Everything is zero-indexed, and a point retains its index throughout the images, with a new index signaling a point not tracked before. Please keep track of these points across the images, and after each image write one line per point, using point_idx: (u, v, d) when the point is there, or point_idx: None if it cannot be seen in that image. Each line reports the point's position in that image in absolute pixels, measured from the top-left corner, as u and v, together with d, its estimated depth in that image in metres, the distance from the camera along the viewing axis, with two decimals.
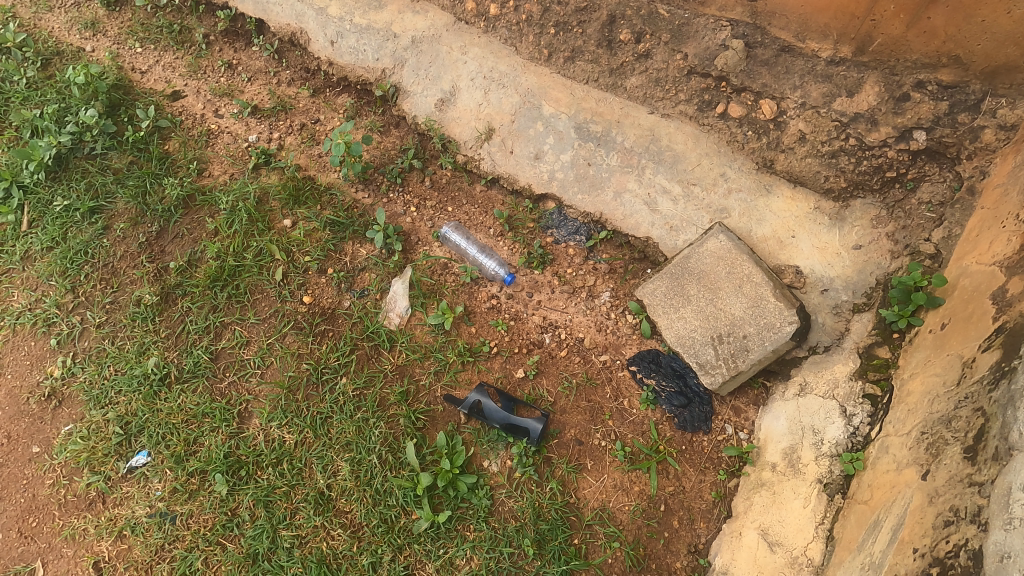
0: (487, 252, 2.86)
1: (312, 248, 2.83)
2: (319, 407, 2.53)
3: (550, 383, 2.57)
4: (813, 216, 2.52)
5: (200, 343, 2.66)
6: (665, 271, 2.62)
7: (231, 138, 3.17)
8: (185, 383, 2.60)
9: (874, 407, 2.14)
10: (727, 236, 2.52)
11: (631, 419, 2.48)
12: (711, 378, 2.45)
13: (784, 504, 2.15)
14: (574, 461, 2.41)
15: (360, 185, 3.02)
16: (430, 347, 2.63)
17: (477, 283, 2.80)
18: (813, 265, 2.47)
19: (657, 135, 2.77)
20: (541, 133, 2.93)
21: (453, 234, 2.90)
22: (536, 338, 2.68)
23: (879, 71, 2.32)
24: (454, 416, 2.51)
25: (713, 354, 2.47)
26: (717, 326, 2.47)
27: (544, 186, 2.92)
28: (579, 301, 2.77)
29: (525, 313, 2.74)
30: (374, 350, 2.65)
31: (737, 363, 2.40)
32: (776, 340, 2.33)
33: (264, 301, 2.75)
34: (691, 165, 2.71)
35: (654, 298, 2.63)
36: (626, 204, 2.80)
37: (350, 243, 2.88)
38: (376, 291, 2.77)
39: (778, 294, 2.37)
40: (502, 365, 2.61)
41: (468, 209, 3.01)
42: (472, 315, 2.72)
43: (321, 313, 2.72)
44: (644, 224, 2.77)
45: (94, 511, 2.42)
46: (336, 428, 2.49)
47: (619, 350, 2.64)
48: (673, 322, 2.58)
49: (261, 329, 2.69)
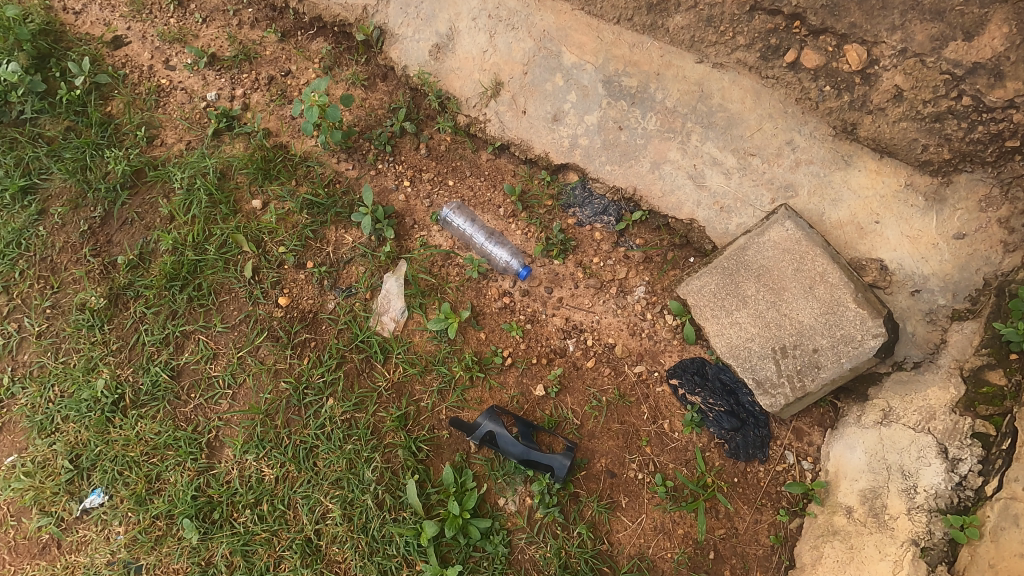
0: (496, 239, 2.40)
1: (288, 237, 2.40)
2: (302, 435, 2.11)
3: (575, 402, 2.17)
4: (904, 195, 2.04)
5: (158, 358, 2.22)
6: (714, 265, 2.15)
7: (186, 96, 2.65)
8: (142, 407, 2.17)
9: (987, 451, 1.69)
10: (795, 222, 2.05)
11: (673, 445, 2.09)
12: (771, 399, 2.02)
13: (867, 566, 1.74)
14: (606, 498, 2.03)
15: (343, 155, 2.56)
16: (432, 358, 2.22)
17: (486, 277, 2.35)
18: (901, 257, 2.01)
19: (707, 91, 2.23)
20: (561, 89, 2.40)
21: (454, 218, 2.44)
22: (558, 345, 2.26)
23: (1011, 4, 1.77)
24: (463, 444, 2.11)
25: (774, 369, 2.03)
26: (781, 337, 2.02)
27: (565, 154, 2.40)
28: (608, 298, 2.31)
29: (543, 313, 2.30)
30: (365, 363, 2.23)
31: (805, 382, 1.98)
32: (855, 356, 1.91)
33: (232, 303, 2.31)
34: (750, 130, 2.19)
35: (701, 297, 2.17)
36: (667, 177, 2.29)
37: (333, 228, 2.45)
38: (365, 289, 2.33)
39: (860, 299, 1.93)
40: (518, 380, 2.21)
41: (473, 183, 2.51)
42: (481, 317, 2.30)
43: (301, 318, 2.29)
44: (687, 202, 2.27)
45: (48, 557, 2.07)
46: (324, 461, 2.08)
47: (657, 359, 2.22)
48: (723, 329, 2.12)
49: (231, 339, 2.26)
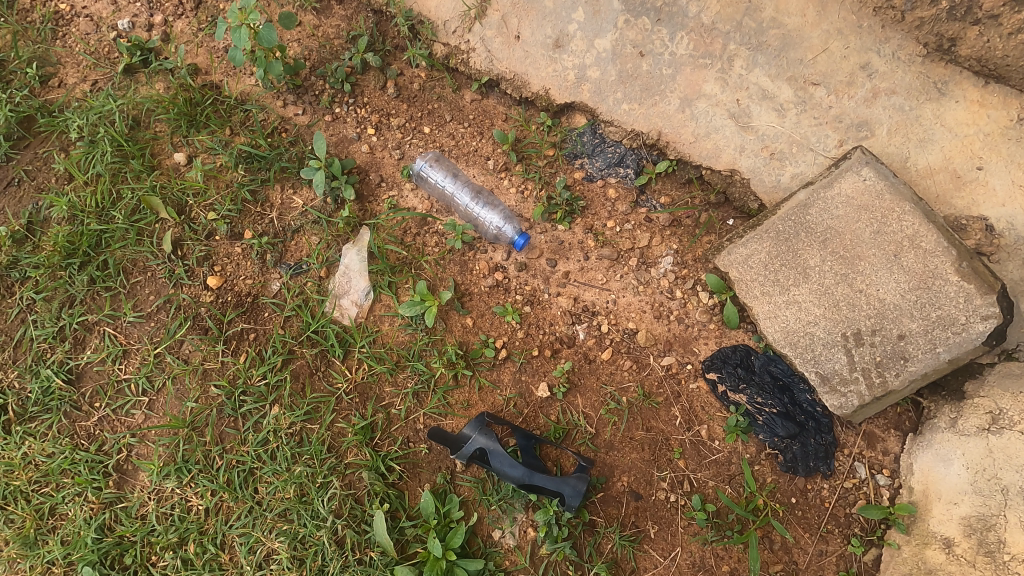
0: (485, 200, 1.90)
1: (221, 201, 1.89)
2: (239, 454, 1.65)
3: (587, 405, 1.71)
4: (1016, 131, 1.56)
5: (51, 358, 1.73)
6: (765, 228, 1.67)
7: (90, 24, 2.08)
8: (30, 421, 1.68)
9: None
10: (874, 170, 1.57)
11: (713, 458, 1.65)
12: (840, 399, 1.58)
13: None
14: (630, 528, 1.61)
15: (291, 96, 2.03)
16: (406, 352, 1.75)
17: (472, 248, 1.86)
18: (1011, 214, 1.55)
19: (756, 2, 1.72)
20: (565, 5, 1.87)
21: (431, 172, 1.93)
22: (566, 332, 1.78)
23: None
24: (447, 461, 1.66)
25: (845, 361, 1.58)
26: (854, 319, 1.57)
27: (570, 90, 1.89)
28: (626, 272, 1.84)
29: (545, 293, 1.83)
30: (320, 360, 1.75)
31: (887, 378, 1.53)
32: (957, 344, 1.47)
33: (147, 286, 1.80)
34: (812, 52, 1.69)
35: (747, 269, 1.69)
36: (701, 116, 1.79)
37: (278, 188, 1.93)
38: (319, 265, 1.83)
39: (964, 269, 1.47)
40: (515, 378, 1.74)
41: (455, 129, 1.99)
42: (467, 299, 1.82)
43: (237, 303, 1.79)
44: (727, 148, 1.78)
45: None
46: (268, 487, 1.63)
47: (690, 349, 1.76)
48: (777, 309, 1.66)
49: (145, 331, 1.76)
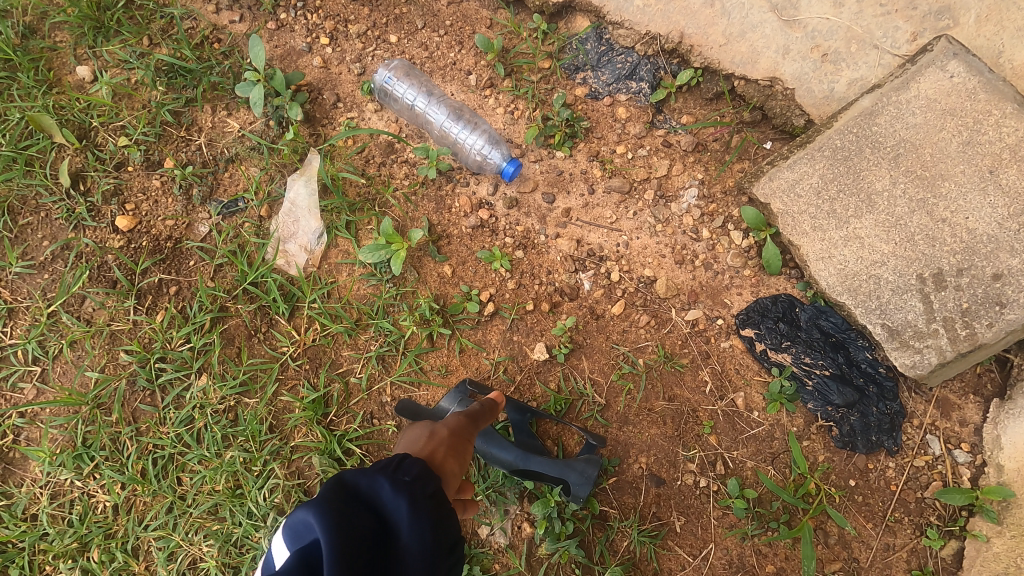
0: (465, 119, 1.52)
1: (134, 124, 1.50)
2: (156, 437, 1.33)
3: (595, 370, 1.38)
4: None
5: None
6: (818, 145, 1.32)
7: None
8: None
9: None
10: (964, 64, 1.22)
11: (752, 433, 1.33)
12: (914, 357, 1.26)
13: None
14: (651, 521, 1.31)
15: None
16: (369, 309, 1.40)
17: (450, 180, 1.50)
18: None
19: None
20: None
21: (398, 86, 1.54)
22: (567, 282, 1.44)
23: None
24: None
25: (921, 310, 1.25)
26: (934, 257, 1.24)
27: None
28: (641, 208, 1.47)
29: (541, 235, 1.47)
30: (261, 320, 1.40)
31: (977, 330, 1.21)
32: None
33: (40, 229, 1.43)
34: None
35: (794, 199, 1.34)
36: (736, 11, 1.42)
37: (207, 110, 1.53)
38: (258, 202, 1.46)
39: None
40: (506, 338, 1.41)
41: (430, 36, 1.58)
42: (443, 242, 1.46)
43: (154, 250, 1.42)
44: (769, 49, 1.41)
45: None
46: (192, 480, 1.32)
47: (721, 301, 1.41)
48: (833, 247, 1.32)
49: (37, 285, 1.40)
